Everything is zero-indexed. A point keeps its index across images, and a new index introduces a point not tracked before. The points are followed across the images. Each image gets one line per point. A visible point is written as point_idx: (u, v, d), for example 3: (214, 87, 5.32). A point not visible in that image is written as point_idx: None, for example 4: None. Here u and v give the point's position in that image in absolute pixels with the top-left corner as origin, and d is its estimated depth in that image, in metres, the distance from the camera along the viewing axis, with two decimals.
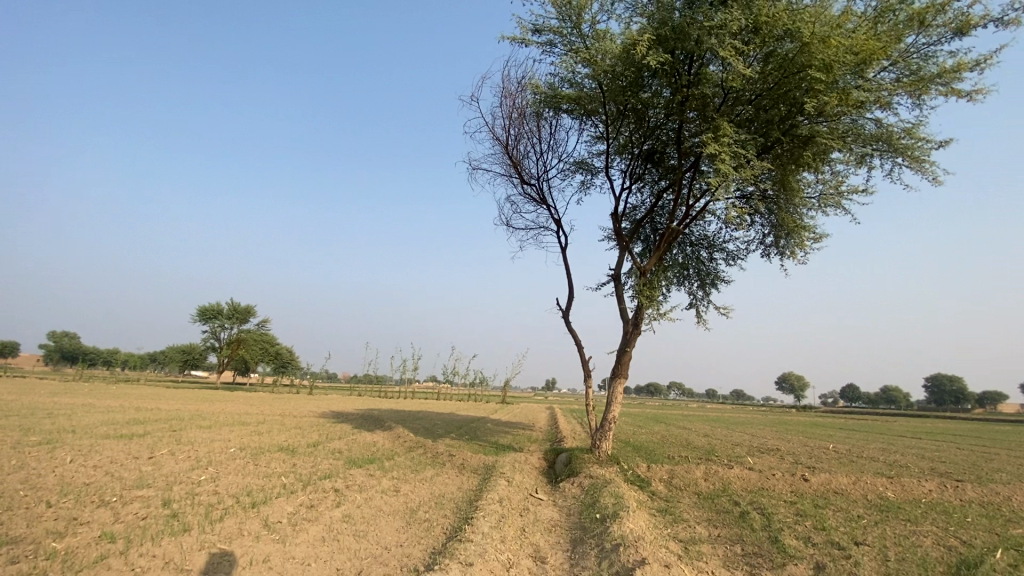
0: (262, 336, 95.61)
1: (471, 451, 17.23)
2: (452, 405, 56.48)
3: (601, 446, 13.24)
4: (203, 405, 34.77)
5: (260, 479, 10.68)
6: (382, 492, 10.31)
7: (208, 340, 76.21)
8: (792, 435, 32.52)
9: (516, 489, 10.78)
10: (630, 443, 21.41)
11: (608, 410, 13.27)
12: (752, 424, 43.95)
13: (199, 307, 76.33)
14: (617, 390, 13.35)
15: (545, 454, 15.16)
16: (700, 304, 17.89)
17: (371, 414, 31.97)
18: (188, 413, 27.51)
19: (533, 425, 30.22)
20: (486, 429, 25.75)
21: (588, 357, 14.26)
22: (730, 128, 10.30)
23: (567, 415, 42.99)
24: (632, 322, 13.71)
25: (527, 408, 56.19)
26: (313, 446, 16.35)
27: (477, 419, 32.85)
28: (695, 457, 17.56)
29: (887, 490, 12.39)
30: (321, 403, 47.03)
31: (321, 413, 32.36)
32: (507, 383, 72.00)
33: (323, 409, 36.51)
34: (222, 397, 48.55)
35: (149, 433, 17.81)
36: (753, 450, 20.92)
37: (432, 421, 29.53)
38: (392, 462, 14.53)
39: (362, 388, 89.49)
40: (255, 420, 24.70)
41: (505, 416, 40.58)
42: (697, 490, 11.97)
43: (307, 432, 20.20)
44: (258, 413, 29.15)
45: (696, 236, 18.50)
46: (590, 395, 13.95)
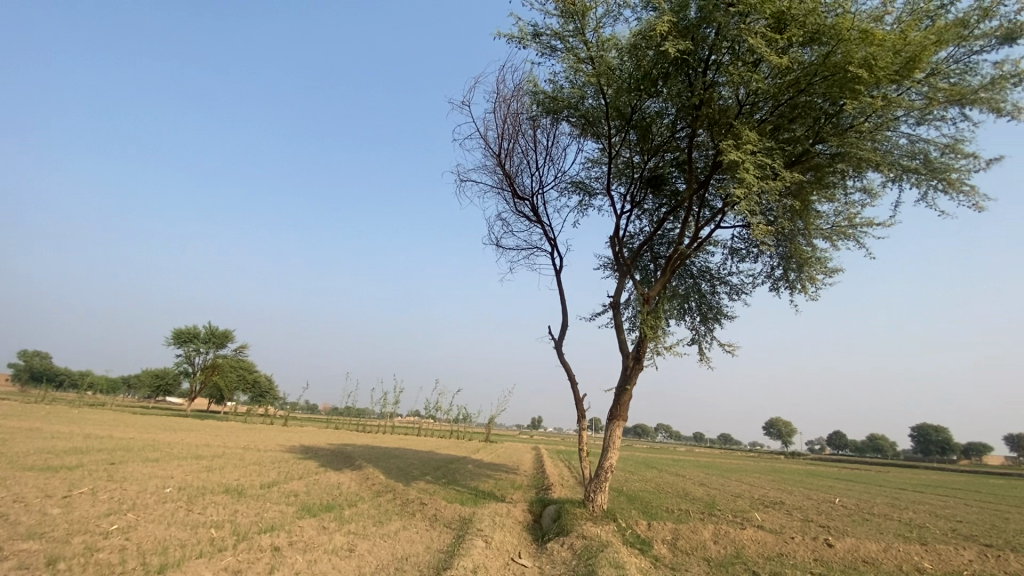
0: (239, 363, 92.15)
1: (446, 498, 15.29)
2: (433, 442, 53.78)
3: (596, 500, 11.52)
4: (161, 434, 32.11)
5: (185, 532, 8.78)
6: (332, 552, 8.47)
7: (181, 364, 72.90)
8: (791, 486, 30.67)
9: (495, 552, 8.99)
10: (623, 493, 19.49)
11: (604, 457, 11.62)
12: (746, 472, 41.95)
13: (174, 329, 73.36)
14: (615, 435, 11.73)
15: (530, 505, 13.31)
16: (703, 339, 16.65)
17: (343, 451, 29.62)
18: (140, 443, 25.06)
19: (517, 468, 28.10)
20: (466, 471, 23.64)
21: (582, 395, 12.69)
22: (753, 135, 9.29)
23: (553, 457, 40.76)
24: (632, 355, 12.31)
25: (511, 448, 53.69)
26: (267, 488, 14.31)
27: (457, 459, 30.61)
28: (696, 513, 15.76)
29: (923, 560, 10.76)
30: (292, 436, 44.25)
31: (288, 447, 29.95)
32: (491, 420, 69.31)
33: (292, 443, 33.99)
34: (187, 426, 45.46)
35: (79, 466, 15.60)
36: (757, 504, 19.15)
37: (408, 459, 27.30)
38: (353, 510, 12.60)
39: (341, 421, 85.79)
40: (211, 453, 22.39)
41: (488, 456, 38.29)
42: (707, 557, 10.24)
43: (265, 470, 18.07)
44: (218, 446, 26.71)
45: (697, 268, 17.43)
46: (584, 439, 12.28)
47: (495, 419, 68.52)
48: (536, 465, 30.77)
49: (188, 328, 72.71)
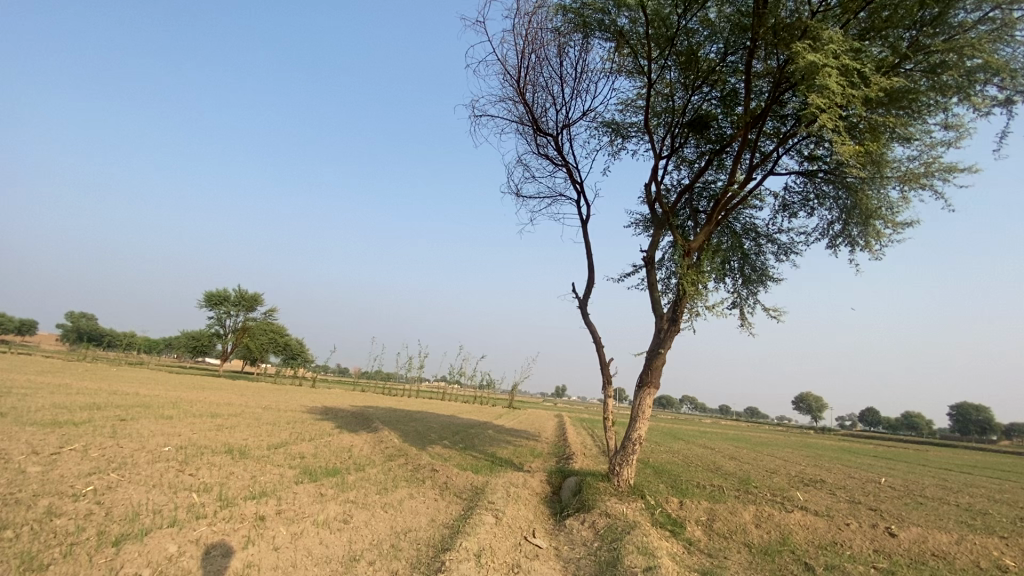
0: (269, 326, 94.20)
1: (461, 465, 14.36)
2: (456, 407, 53.80)
3: (622, 474, 10.32)
4: (188, 393, 32.50)
5: (163, 496, 7.95)
6: (320, 524, 7.50)
7: (213, 326, 74.67)
8: (828, 462, 29.05)
9: (505, 532, 7.89)
10: (650, 465, 18.33)
11: (632, 428, 10.35)
12: (778, 447, 40.36)
13: (206, 292, 74.92)
14: (645, 404, 10.40)
15: (549, 476, 12.23)
16: (745, 304, 15.01)
17: (362, 413, 29.35)
18: (162, 400, 25.12)
19: (538, 436, 27.29)
20: (485, 437, 22.90)
21: (608, 361, 11.35)
22: (835, 34, 7.79)
23: (576, 425, 39.95)
24: (667, 315, 10.89)
25: (534, 415, 53.33)
26: (272, 449, 13.65)
27: (478, 424, 30.00)
28: (732, 490, 14.44)
29: (1005, 556, 9.27)
30: (316, 397, 44.65)
31: (310, 408, 29.83)
32: (515, 386, 69.13)
33: (313, 404, 34.00)
34: (218, 386, 46.35)
35: (88, 421, 15.28)
36: (796, 482, 17.76)
37: (428, 423, 26.71)
38: (359, 475, 11.79)
39: (367, 384, 87.26)
40: (229, 412, 22.19)
41: (510, 422, 37.75)
42: (749, 543, 8.96)
43: (279, 431, 17.57)
44: (238, 405, 26.65)
45: (741, 225, 15.76)
46: (609, 408, 10.97)
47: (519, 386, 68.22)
48: (558, 433, 29.91)
49: (218, 291, 74.06)
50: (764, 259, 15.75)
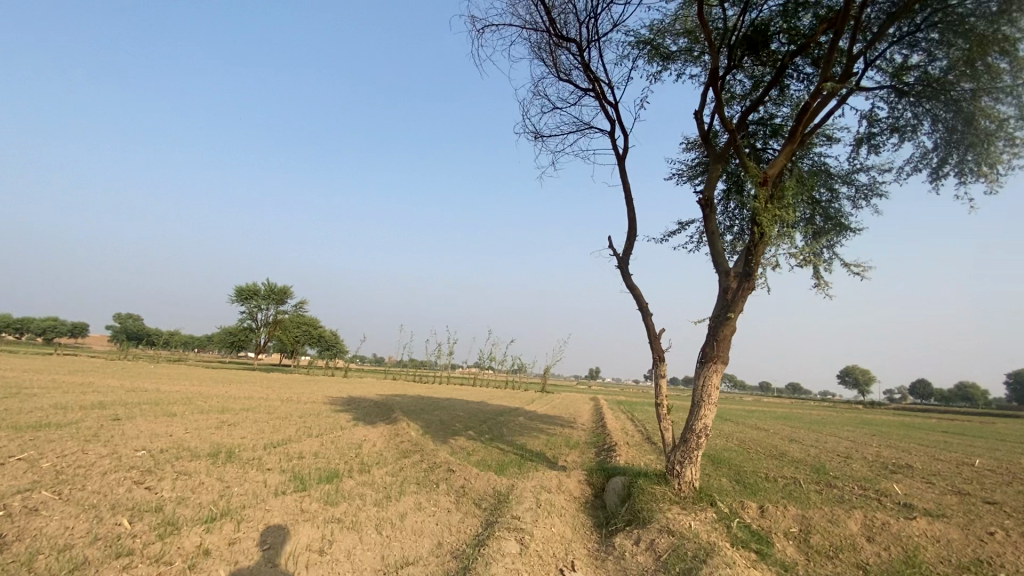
0: (301, 319, 95.00)
1: (484, 462, 12.31)
2: (487, 393, 52.43)
3: (684, 474, 8.04)
4: (212, 387, 31.82)
5: (87, 525, 6.15)
6: (280, 563, 5.54)
7: (245, 320, 75.35)
8: (901, 442, 25.86)
9: (532, 566, 5.76)
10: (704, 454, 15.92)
11: (695, 416, 8.05)
12: (836, 425, 37.10)
13: (236, 288, 75.54)
14: (712, 384, 8.08)
15: (588, 475, 10.06)
16: (819, 260, 12.39)
17: (386, 402, 27.88)
18: (179, 396, 24.18)
19: (575, 422, 25.16)
20: (516, 425, 20.90)
21: (660, 333, 9.01)
22: None
23: (614, 408, 37.66)
24: (736, 271, 8.46)
25: (568, 398, 51.40)
26: (268, 449, 11.92)
27: (509, 411, 28.13)
28: (812, 485, 11.93)
29: None
30: (345, 387, 43.76)
31: (333, 399, 28.56)
32: (547, 370, 67.13)
33: (339, 395, 32.85)
34: (248, 379, 46.18)
35: (79, 422, 13.97)
36: (881, 470, 15.07)
37: (454, 412, 24.96)
38: (360, 480, 9.88)
39: (400, 373, 87.05)
40: (242, 406, 20.93)
41: (543, 407, 35.81)
42: (866, 565, 6.57)
43: (286, 426, 15.99)
44: (257, 398, 25.49)
45: (809, 166, 13.11)
46: (664, 392, 8.67)
47: (551, 369, 66.15)
48: (595, 418, 27.68)
49: (247, 285, 74.49)
50: (839, 206, 13.05)
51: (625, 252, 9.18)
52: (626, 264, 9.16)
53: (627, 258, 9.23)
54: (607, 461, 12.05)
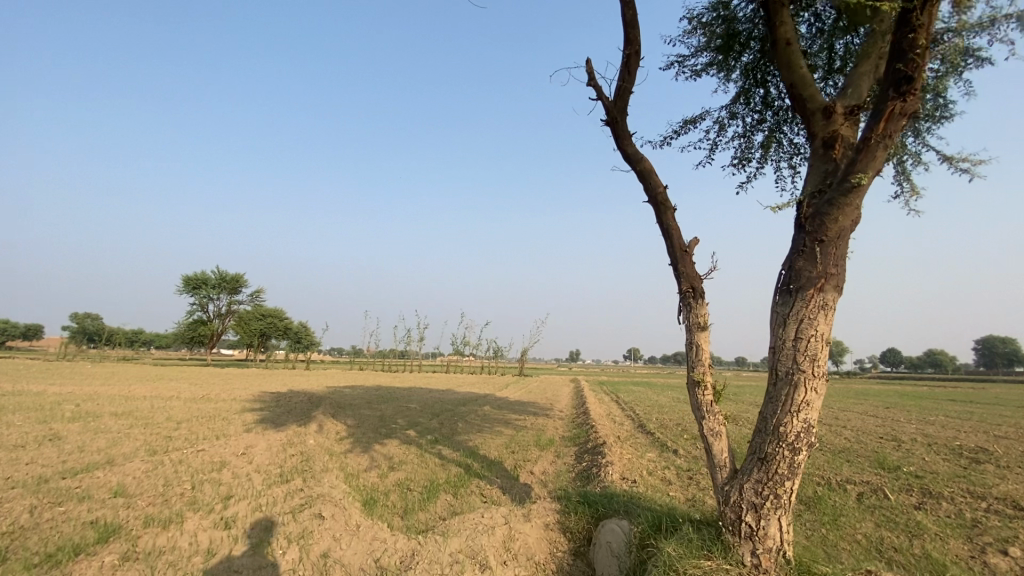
0: (261, 310, 88.80)
1: (399, 491, 7.79)
2: (460, 379, 48.11)
3: (762, 534, 3.67)
4: (122, 387, 26.65)
5: None
6: None
7: (194, 312, 69.07)
8: (933, 415, 22.13)
9: None
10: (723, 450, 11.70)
11: (784, 405, 3.67)
12: (843, 398, 33.52)
13: (183, 276, 69.14)
14: (818, 337, 3.71)
15: (561, 513, 5.67)
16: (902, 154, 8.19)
17: (327, 396, 23.27)
18: (51, 399, 19.13)
19: (553, 409, 21.04)
20: (477, 418, 16.57)
21: (691, 247, 4.56)
22: None
23: (597, 390, 33.76)
24: (847, 106, 4.16)
25: (548, 381, 47.38)
26: (39, 486, 7.30)
27: (475, 400, 23.79)
28: (907, 497, 7.72)
29: None
30: (295, 380, 38.77)
31: (262, 395, 23.69)
32: (524, 353, 62.67)
33: (278, 388, 28.05)
34: (188, 376, 40.50)
35: None
36: (958, 460, 11.18)
37: (404, 404, 20.37)
38: (138, 549, 5.35)
39: (371, 363, 82.19)
40: (116, 411, 16.01)
41: (520, 392, 31.71)
42: None
43: (136, 437, 11.28)
44: (160, 398, 20.62)
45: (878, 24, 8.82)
46: (705, 361, 4.28)
47: (529, 353, 62.19)
48: (578, 403, 23.67)
49: (195, 274, 68.10)
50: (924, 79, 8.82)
51: (618, 93, 4.67)
52: (621, 115, 4.65)
53: (624, 104, 4.71)
54: (593, 482, 7.61)
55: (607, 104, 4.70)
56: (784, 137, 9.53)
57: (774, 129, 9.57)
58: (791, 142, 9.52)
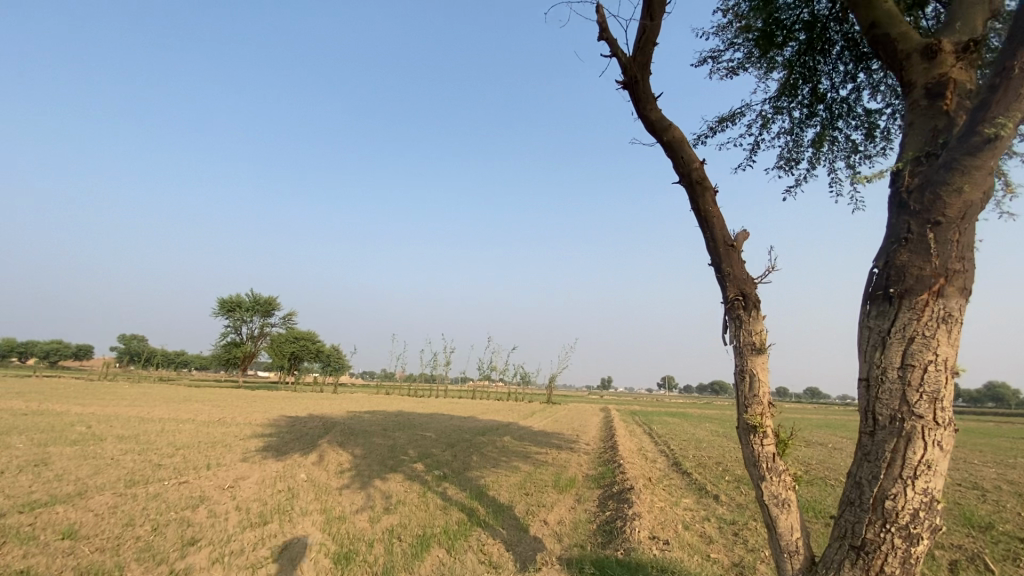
0: (293, 333, 90.11)
1: (384, 543, 6.66)
2: (486, 406, 46.74)
3: None
4: (144, 408, 26.53)
5: None
6: None
7: (227, 334, 70.43)
8: (1015, 458, 19.43)
9: None
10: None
11: (891, 467, 2.43)
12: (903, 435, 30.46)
13: (219, 299, 70.80)
14: (938, 366, 2.48)
15: None
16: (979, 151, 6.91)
17: (344, 422, 22.43)
18: (68, 421, 18.94)
19: (578, 441, 19.54)
20: (494, 451, 15.31)
21: (738, 241, 3.41)
22: None
23: (628, 421, 31.86)
24: (960, 41, 3.00)
25: (577, 409, 45.49)
26: None
27: (497, 429, 22.50)
28: (1021, 572, 6.06)
29: None
30: (319, 404, 38.36)
31: (278, 419, 23.03)
32: (552, 380, 60.79)
33: (297, 413, 27.43)
34: (216, 398, 40.77)
35: None
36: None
37: (420, 432, 19.28)
38: None
39: (398, 387, 81.70)
40: (123, 435, 15.52)
41: (546, 421, 30.18)
42: None
43: (125, 465, 10.58)
44: (175, 421, 20.21)
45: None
46: (764, 396, 3.06)
47: (557, 379, 60.41)
48: (606, 434, 22.04)
49: (230, 297, 69.66)
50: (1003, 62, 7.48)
51: (639, 45, 3.64)
52: (641, 71, 3.61)
53: (646, 59, 3.66)
54: (616, 542, 6.26)
55: (625, 60, 3.68)
56: (839, 134, 8.30)
57: (827, 125, 8.36)
58: (847, 140, 8.28)
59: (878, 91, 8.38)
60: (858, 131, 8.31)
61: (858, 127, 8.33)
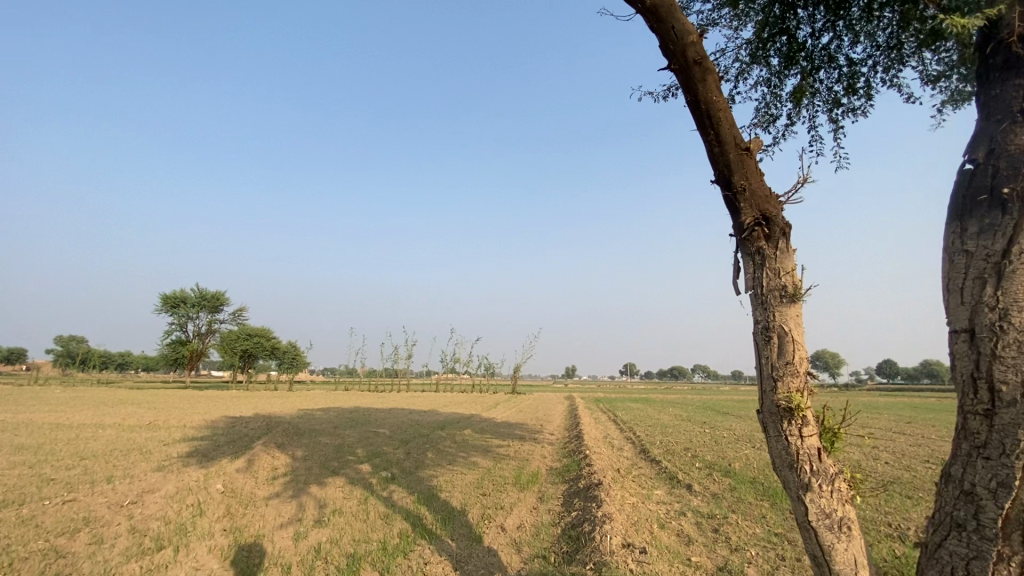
0: (245, 329, 85.89)
1: (304, 568, 5.44)
2: (449, 398, 45.44)
3: None
4: (66, 413, 23.95)
5: None
6: None
7: (171, 332, 66.21)
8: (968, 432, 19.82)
9: None
10: (748, 485, 9.37)
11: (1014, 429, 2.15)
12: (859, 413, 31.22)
13: (161, 294, 66.34)
14: None
15: None
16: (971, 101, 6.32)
17: (291, 421, 20.75)
18: None
19: (542, 431, 18.65)
20: (452, 446, 14.17)
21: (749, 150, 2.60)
22: None
23: (593, 408, 31.35)
24: None
25: (542, 398, 44.89)
26: None
27: (457, 422, 21.35)
28: None
29: None
30: (270, 402, 36.17)
31: (217, 420, 21.08)
32: (517, 371, 59.95)
33: (242, 412, 25.43)
34: (155, 399, 37.88)
35: None
36: None
37: (373, 429, 17.89)
38: None
39: (359, 383, 79.21)
40: (22, 445, 13.50)
41: (509, 412, 29.23)
42: None
43: (6, 482, 8.89)
44: (95, 427, 18.09)
45: None
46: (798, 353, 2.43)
47: (521, 369, 59.68)
48: (572, 423, 21.26)
49: (173, 292, 65.35)
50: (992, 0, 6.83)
51: None
52: None
53: None
54: (583, 554, 5.23)
55: None
56: (820, 85, 7.51)
57: (806, 77, 7.55)
58: (828, 91, 7.50)
59: (858, 37, 7.61)
60: (839, 84, 7.55)
61: (839, 77, 7.57)
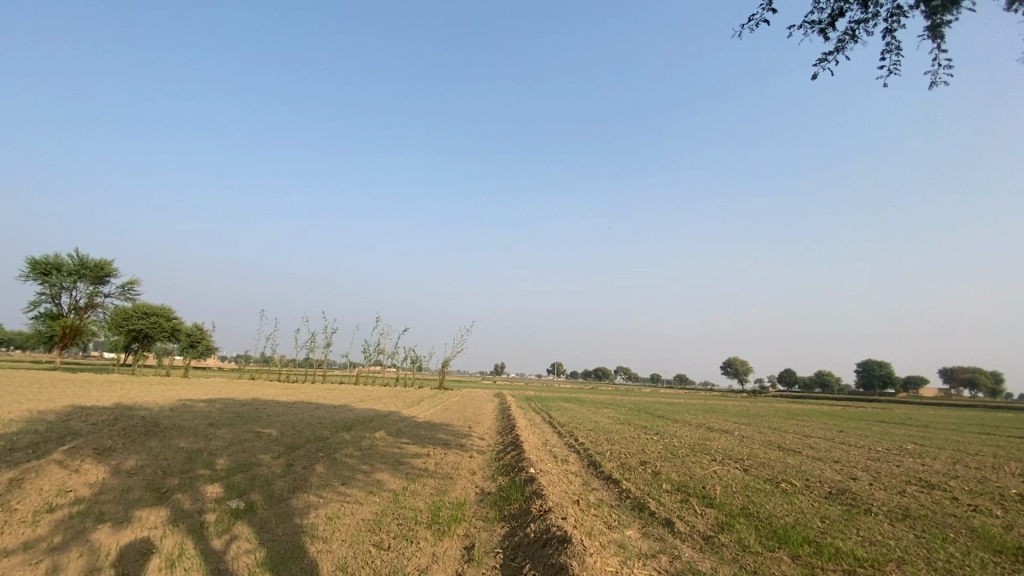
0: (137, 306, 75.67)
1: None
2: (369, 392, 41.29)
3: None
4: None
5: None
6: None
7: (38, 303, 56.28)
8: (907, 446, 19.23)
9: None
10: (746, 524, 7.01)
11: None
12: (788, 421, 30.97)
13: (28, 258, 56.26)
14: None
15: None
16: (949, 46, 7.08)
17: (153, 414, 16.36)
18: None
19: (470, 436, 15.75)
20: (352, 456, 10.87)
21: None
22: None
23: (526, 409, 28.77)
24: None
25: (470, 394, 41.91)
26: None
27: (369, 421, 17.91)
28: None
29: None
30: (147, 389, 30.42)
31: (48, 411, 16.21)
32: (446, 366, 56.57)
33: (93, 401, 20.25)
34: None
35: None
36: None
37: (256, 429, 14.13)
38: None
39: (269, 372, 72.30)
40: None
41: (434, 410, 26.00)
42: None
43: None
44: None
45: None
46: None
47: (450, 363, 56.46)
48: (504, 426, 18.51)
49: (45, 257, 55.61)
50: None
51: None
52: None
53: None
54: None
55: None
56: None
57: None
58: None
59: None
60: None
61: None
